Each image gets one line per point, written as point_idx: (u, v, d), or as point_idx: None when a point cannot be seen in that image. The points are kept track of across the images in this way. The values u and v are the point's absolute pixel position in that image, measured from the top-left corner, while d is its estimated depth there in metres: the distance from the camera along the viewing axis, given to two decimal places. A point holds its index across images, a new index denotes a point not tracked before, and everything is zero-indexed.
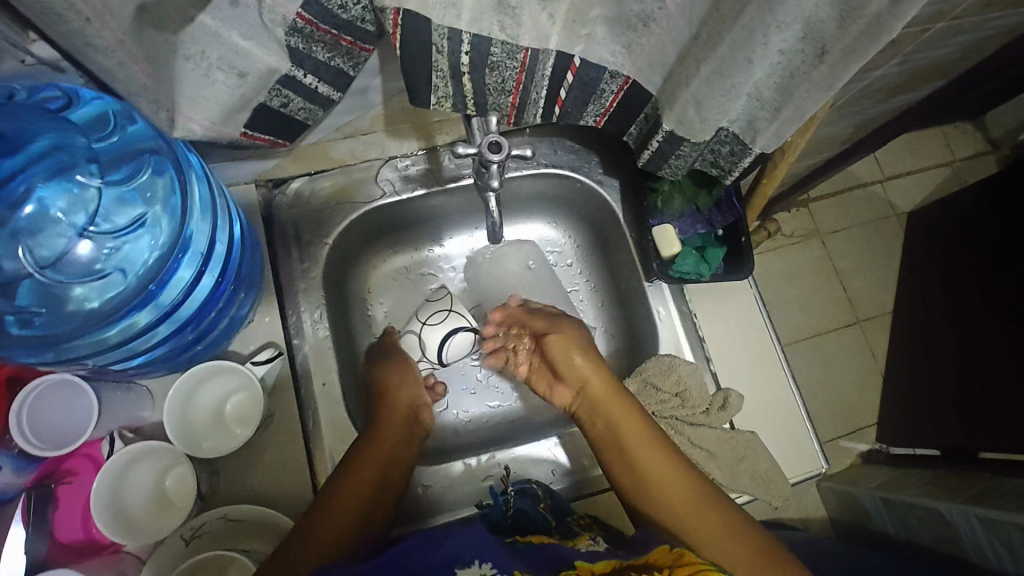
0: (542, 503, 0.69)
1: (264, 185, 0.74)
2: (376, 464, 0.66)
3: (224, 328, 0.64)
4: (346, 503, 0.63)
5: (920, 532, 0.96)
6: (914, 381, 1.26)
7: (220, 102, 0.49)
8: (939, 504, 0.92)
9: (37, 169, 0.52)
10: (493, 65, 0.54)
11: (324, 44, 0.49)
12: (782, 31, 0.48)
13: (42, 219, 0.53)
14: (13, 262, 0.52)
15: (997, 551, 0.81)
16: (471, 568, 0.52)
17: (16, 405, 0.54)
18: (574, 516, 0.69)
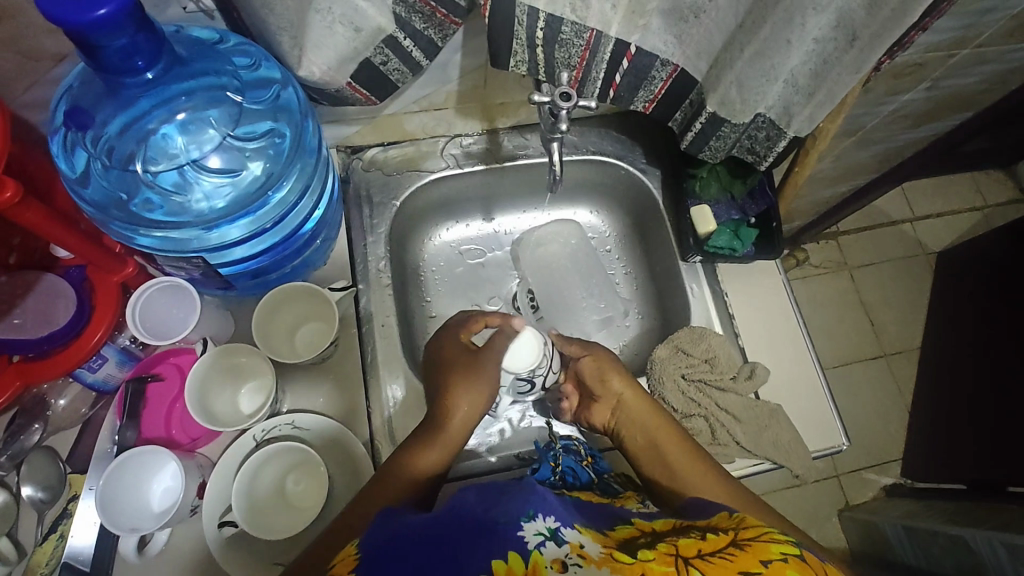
0: (584, 460, 0.73)
1: (343, 151, 0.85)
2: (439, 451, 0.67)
3: (297, 264, 0.73)
4: (393, 483, 0.62)
5: (942, 559, 0.98)
6: (938, 415, 1.29)
7: (337, 51, 0.59)
8: (962, 535, 0.94)
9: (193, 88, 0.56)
10: (562, 42, 0.64)
11: (422, 15, 0.59)
12: (817, 17, 0.56)
13: (184, 130, 0.58)
14: (154, 165, 0.58)
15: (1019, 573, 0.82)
16: (536, 522, 0.49)
17: (135, 295, 0.63)
18: (610, 474, 0.74)
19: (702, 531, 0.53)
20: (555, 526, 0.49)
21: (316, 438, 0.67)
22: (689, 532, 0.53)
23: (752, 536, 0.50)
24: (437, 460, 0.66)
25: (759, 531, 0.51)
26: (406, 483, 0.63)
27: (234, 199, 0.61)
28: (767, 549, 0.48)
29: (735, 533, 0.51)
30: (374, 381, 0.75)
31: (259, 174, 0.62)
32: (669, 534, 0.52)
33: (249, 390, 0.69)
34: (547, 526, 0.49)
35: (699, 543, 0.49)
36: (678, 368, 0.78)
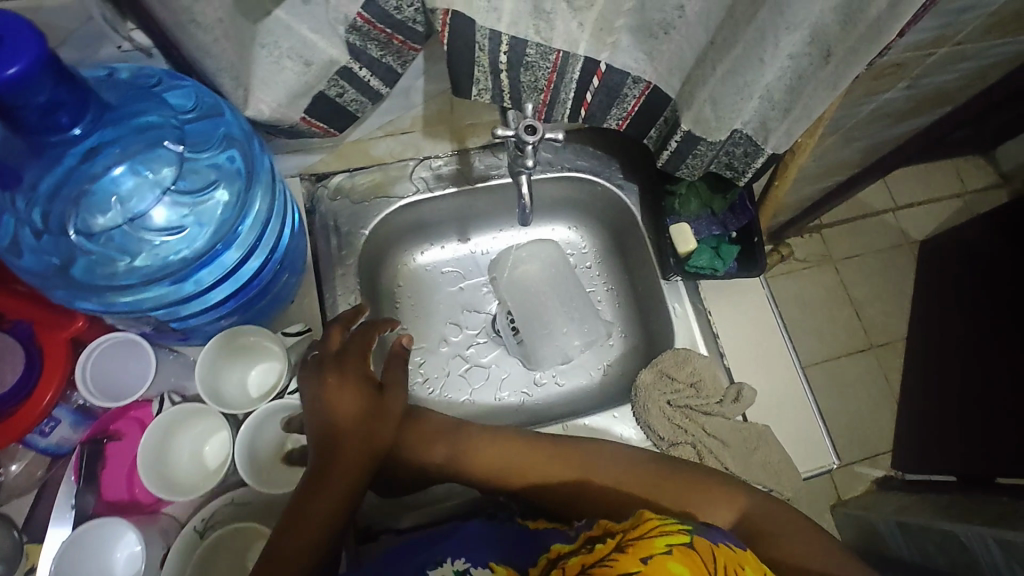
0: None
1: (308, 179, 0.80)
2: (352, 467, 0.56)
3: (267, 300, 0.68)
4: (314, 517, 0.53)
5: (936, 557, 0.96)
6: (928, 407, 1.27)
7: (287, 87, 0.55)
8: (954, 529, 0.92)
9: (129, 138, 0.56)
10: (528, 65, 0.61)
11: (378, 42, 0.56)
12: (790, 34, 0.53)
13: (126, 181, 0.57)
14: (98, 220, 0.56)
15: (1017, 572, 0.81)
16: (442, 568, 0.57)
17: (98, 345, 0.60)
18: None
19: (595, 541, 0.50)
20: (462, 567, 0.57)
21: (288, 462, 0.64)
22: (582, 548, 0.50)
23: (640, 534, 0.47)
24: (354, 481, 0.56)
25: (649, 525, 0.48)
26: (325, 514, 0.53)
27: (191, 244, 0.58)
28: (652, 544, 0.45)
29: (621, 535, 0.48)
30: None
31: (210, 216, 0.59)
32: (565, 557, 0.51)
33: (213, 442, 0.65)
34: (454, 570, 0.57)
35: (584, 560, 0.48)
36: (664, 393, 0.76)
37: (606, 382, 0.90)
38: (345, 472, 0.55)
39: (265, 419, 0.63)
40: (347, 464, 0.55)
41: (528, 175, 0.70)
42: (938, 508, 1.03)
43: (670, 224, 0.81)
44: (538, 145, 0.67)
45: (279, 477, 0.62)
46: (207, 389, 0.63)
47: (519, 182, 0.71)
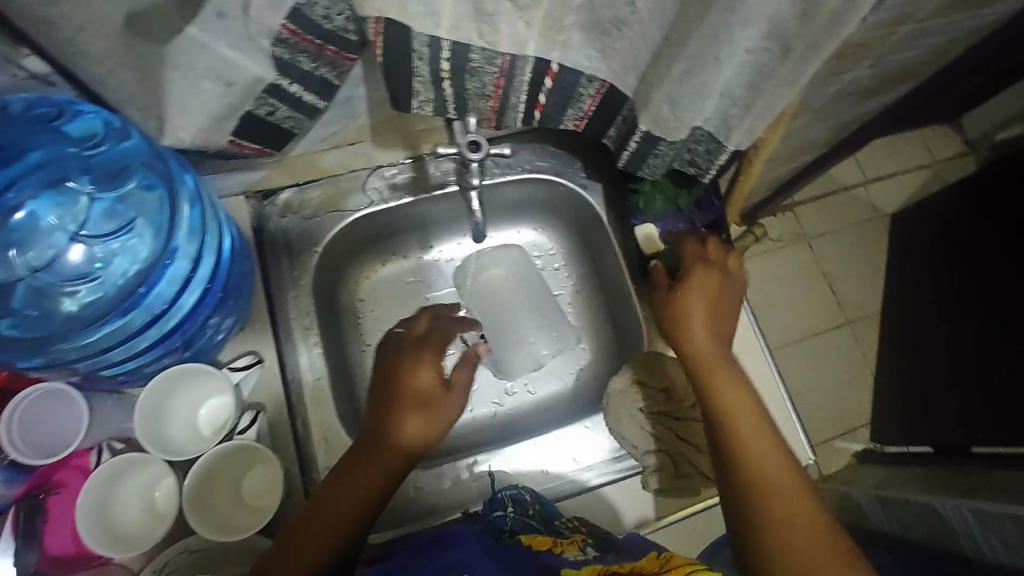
0: (530, 509, 0.66)
1: (254, 197, 0.76)
2: (384, 463, 0.61)
3: (211, 338, 0.65)
4: (330, 519, 0.57)
5: (915, 529, 0.85)
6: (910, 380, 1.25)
7: (208, 110, 0.51)
8: (932, 501, 0.83)
9: (32, 181, 0.56)
10: (472, 71, 0.57)
11: (309, 54, 0.52)
12: (745, 31, 0.50)
13: (37, 226, 0.58)
14: (11, 269, 0.57)
15: (992, 543, 0.73)
16: None
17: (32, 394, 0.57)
18: (562, 520, 0.66)
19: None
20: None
21: (244, 501, 0.62)
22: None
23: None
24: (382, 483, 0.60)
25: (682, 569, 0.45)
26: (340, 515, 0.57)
27: (114, 287, 0.58)
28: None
29: None
30: (306, 454, 0.69)
31: (132, 255, 0.59)
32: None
33: (164, 487, 0.60)
34: None
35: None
36: (635, 401, 0.76)
37: (579, 387, 0.87)
38: (373, 472, 0.60)
39: (216, 465, 0.61)
40: (380, 470, 0.60)
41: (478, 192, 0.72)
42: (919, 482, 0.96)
43: (634, 226, 0.80)
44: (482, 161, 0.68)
45: (221, 518, 0.60)
46: (147, 438, 0.59)
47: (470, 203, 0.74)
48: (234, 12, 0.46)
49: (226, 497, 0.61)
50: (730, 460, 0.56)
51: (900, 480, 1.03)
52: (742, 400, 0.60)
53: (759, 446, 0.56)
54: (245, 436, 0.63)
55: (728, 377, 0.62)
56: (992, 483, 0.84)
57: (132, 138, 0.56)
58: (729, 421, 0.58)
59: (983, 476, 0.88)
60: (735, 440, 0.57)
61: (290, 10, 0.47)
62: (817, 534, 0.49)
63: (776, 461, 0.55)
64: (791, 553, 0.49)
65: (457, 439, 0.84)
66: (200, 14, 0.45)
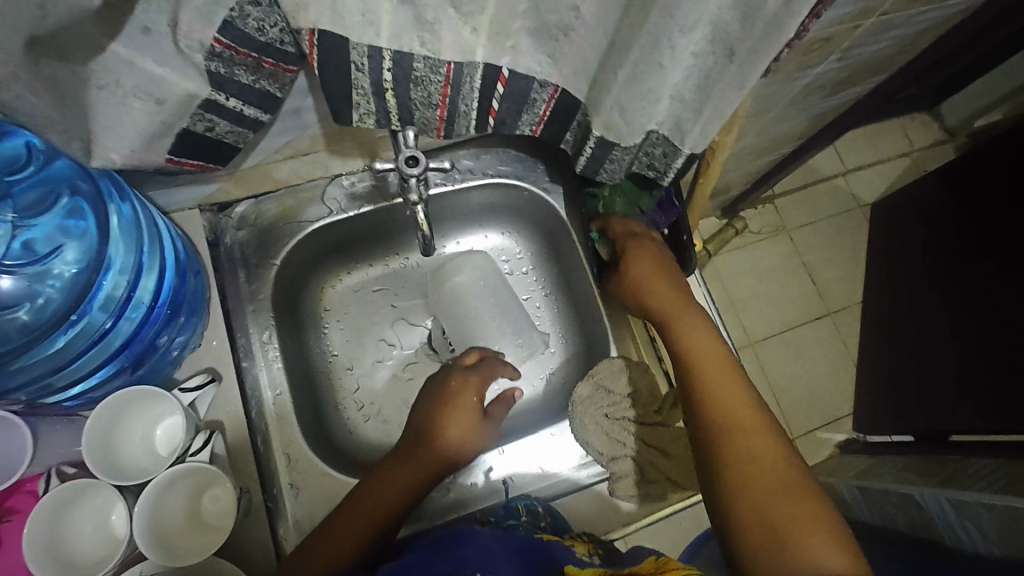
0: (543, 522, 0.67)
1: (209, 210, 0.74)
2: (423, 467, 0.68)
3: (163, 355, 0.64)
4: (353, 517, 0.63)
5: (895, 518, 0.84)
6: (894, 363, 1.24)
7: (139, 130, 0.50)
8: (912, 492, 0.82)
9: None
10: (418, 80, 0.56)
11: (246, 67, 0.51)
12: (688, 37, 0.50)
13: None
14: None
15: (964, 530, 0.73)
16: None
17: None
18: (573, 533, 0.67)
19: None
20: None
21: (202, 521, 0.61)
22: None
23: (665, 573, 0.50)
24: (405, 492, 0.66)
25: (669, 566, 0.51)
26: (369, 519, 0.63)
27: (46, 310, 0.58)
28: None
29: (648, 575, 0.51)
30: (267, 472, 0.68)
31: (70, 270, 0.59)
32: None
33: (119, 511, 0.59)
34: None
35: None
36: (601, 407, 0.76)
37: (550, 392, 0.86)
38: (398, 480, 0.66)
39: (171, 485, 0.59)
40: (423, 466, 0.68)
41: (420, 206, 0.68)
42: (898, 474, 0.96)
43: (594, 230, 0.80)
44: (422, 176, 0.66)
45: (181, 546, 0.59)
46: (94, 461, 0.58)
47: (416, 215, 0.70)
48: (161, 27, 0.45)
49: (183, 520, 0.60)
50: (699, 415, 0.60)
51: (880, 472, 1.02)
52: (714, 360, 0.64)
53: (728, 400, 0.60)
54: (198, 458, 0.61)
55: (697, 336, 0.67)
56: (967, 472, 0.85)
57: (59, 159, 0.58)
58: (700, 376, 0.63)
59: (958, 465, 0.89)
60: (696, 372, 0.63)
61: (222, 24, 0.46)
62: (777, 471, 0.53)
63: (744, 411, 0.58)
64: (750, 492, 0.52)
65: None
66: (124, 31, 0.44)
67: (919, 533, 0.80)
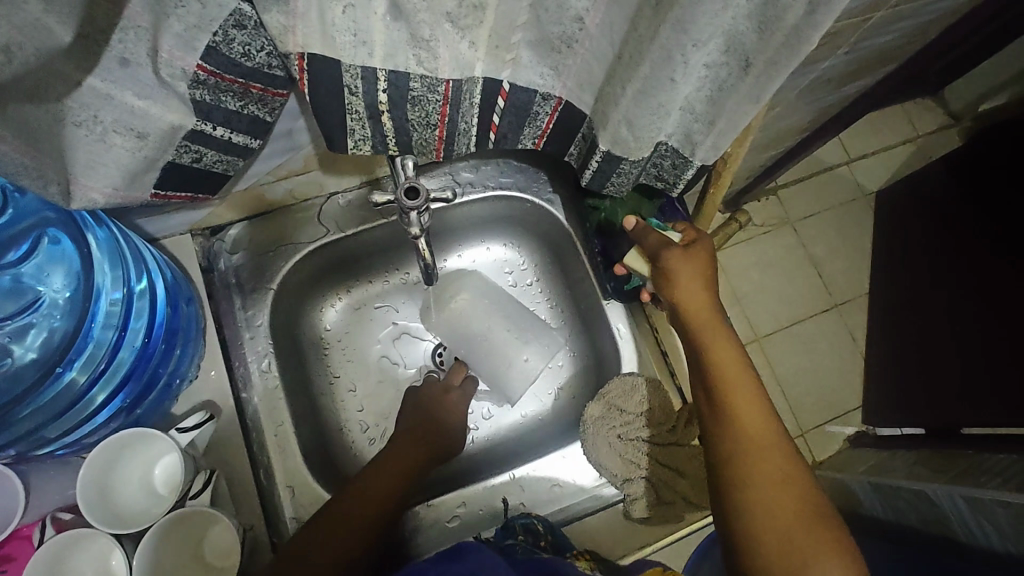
0: (542, 541, 0.67)
1: (200, 234, 0.72)
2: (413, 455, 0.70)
3: (162, 388, 0.62)
4: (361, 498, 0.64)
5: (908, 515, 0.83)
6: (900, 354, 1.22)
7: (122, 167, 0.47)
8: (925, 488, 0.80)
9: None
10: (414, 100, 0.53)
11: (233, 93, 0.48)
12: (700, 50, 0.47)
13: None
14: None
15: (984, 533, 0.70)
16: None
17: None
18: (574, 552, 0.67)
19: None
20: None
21: (205, 560, 0.59)
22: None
23: None
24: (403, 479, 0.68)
25: None
26: (370, 503, 0.64)
27: (34, 365, 0.55)
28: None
29: None
30: (270, 505, 0.66)
31: (59, 308, 0.56)
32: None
33: (118, 556, 0.57)
34: None
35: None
36: (613, 427, 0.74)
37: (560, 408, 0.84)
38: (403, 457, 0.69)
39: (173, 529, 0.57)
40: (400, 465, 0.68)
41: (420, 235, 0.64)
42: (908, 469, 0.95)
43: None
44: (420, 212, 0.61)
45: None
46: (93, 513, 0.55)
47: (416, 245, 0.65)
48: (139, 57, 0.42)
49: (187, 559, 0.58)
50: (719, 450, 0.55)
51: (892, 468, 1.00)
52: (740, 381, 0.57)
53: (753, 434, 0.54)
54: (199, 501, 0.60)
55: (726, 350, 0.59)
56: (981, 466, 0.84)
57: (26, 197, 0.52)
58: (727, 403, 0.56)
59: (971, 460, 0.88)
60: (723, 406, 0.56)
61: (205, 50, 0.44)
62: (799, 516, 0.50)
63: (764, 441, 0.54)
64: (768, 534, 0.50)
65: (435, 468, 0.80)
66: (100, 62, 0.41)
67: (933, 531, 0.79)
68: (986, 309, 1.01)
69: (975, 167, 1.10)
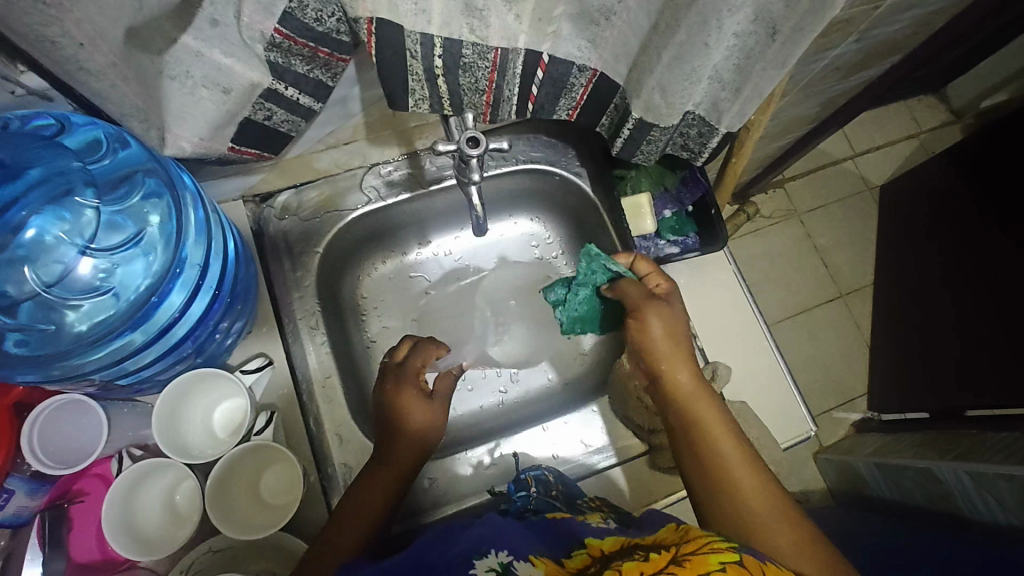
0: (554, 491, 0.71)
1: (252, 201, 0.76)
2: (413, 442, 0.68)
3: (220, 341, 0.66)
4: (383, 478, 0.65)
5: (914, 493, 0.90)
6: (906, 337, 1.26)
7: (207, 118, 0.52)
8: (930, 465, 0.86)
9: (36, 196, 0.55)
10: (466, 66, 0.57)
11: (303, 57, 0.52)
12: (732, 17, 0.51)
13: (40, 242, 0.56)
14: (15, 287, 0.55)
15: (986, 503, 0.76)
16: (487, 559, 0.53)
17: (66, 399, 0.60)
18: (584, 499, 0.71)
19: (647, 551, 0.52)
20: (507, 559, 0.53)
21: (263, 499, 0.63)
22: (634, 554, 0.52)
23: (693, 549, 0.49)
24: (410, 460, 0.67)
25: (700, 543, 0.50)
26: (388, 481, 0.65)
27: (122, 310, 0.58)
28: (707, 560, 0.47)
29: (676, 548, 0.50)
30: (321, 452, 0.70)
31: (143, 265, 0.59)
32: (614, 558, 0.52)
33: (184, 490, 0.62)
34: (499, 561, 0.53)
35: (643, 566, 0.48)
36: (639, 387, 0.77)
37: (585, 371, 0.88)
38: (406, 452, 0.67)
39: (233, 465, 0.62)
40: (401, 457, 0.66)
41: (478, 188, 0.70)
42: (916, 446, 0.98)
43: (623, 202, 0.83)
44: (481, 157, 0.67)
45: (257, 522, 0.62)
46: (166, 442, 0.60)
47: (471, 197, 0.72)
48: (227, 19, 0.46)
49: (247, 497, 0.63)
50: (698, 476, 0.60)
51: (898, 446, 1.03)
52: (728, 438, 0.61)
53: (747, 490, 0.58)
54: (263, 437, 0.65)
55: (709, 409, 0.63)
56: (984, 445, 0.85)
57: (130, 145, 0.58)
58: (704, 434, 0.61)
59: (976, 438, 0.89)
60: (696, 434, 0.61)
61: (282, 15, 0.47)
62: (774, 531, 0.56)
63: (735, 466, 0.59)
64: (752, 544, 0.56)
65: (466, 427, 0.85)
66: (193, 22, 0.45)
67: (938, 507, 0.86)
68: (988, 296, 1.05)
69: (977, 166, 1.14)
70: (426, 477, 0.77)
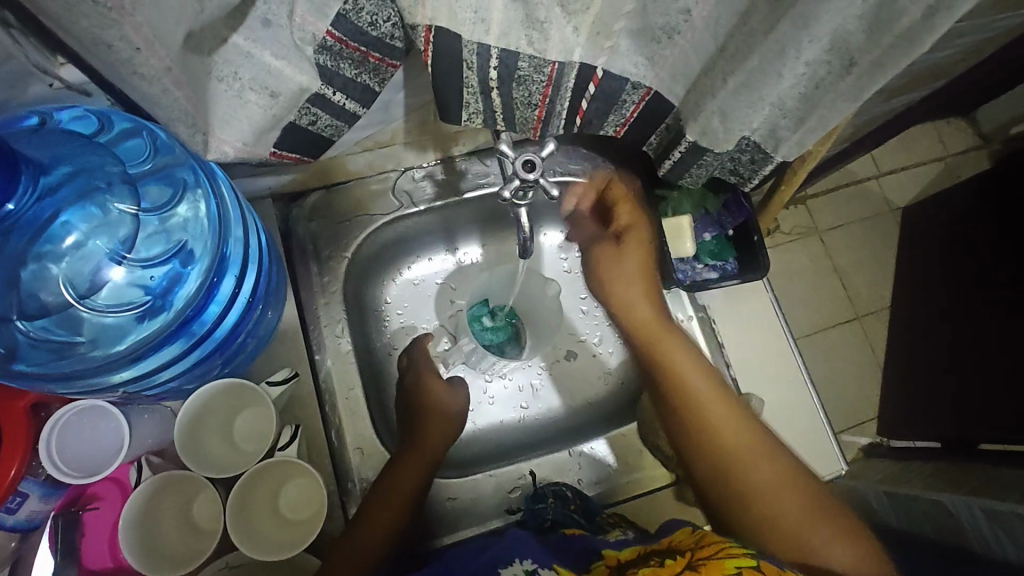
0: (572, 506, 0.70)
1: (281, 200, 0.75)
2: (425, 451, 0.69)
3: (252, 349, 0.66)
4: (396, 489, 0.65)
5: None
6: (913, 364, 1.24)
7: (253, 123, 0.50)
8: (941, 497, 0.83)
9: (66, 192, 0.51)
10: (520, 79, 0.54)
11: (352, 61, 0.49)
12: (811, 47, 0.49)
13: (72, 245, 0.52)
14: (44, 293, 0.52)
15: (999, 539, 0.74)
16: (513, 566, 0.53)
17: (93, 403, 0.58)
18: (602, 514, 0.70)
19: (662, 557, 0.51)
20: (531, 567, 0.53)
21: (281, 514, 0.61)
22: (649, 561, 0.51)
23: (709, 553, 0.48)
24: (421, 471, 0.68)
25: (717, 545, 0.49)
26: (403, 492, 0.66)
27: (158, 316, 0.56)
28: (723, 564, 0.47)
29: (691, 553, 0.49)
30: (341, 463, 0.69)
31: (182, 269, 0.56)
32: (631, 567, 0.51)
33: (202, 502, 0.60)
34: (524, 568, 0.53)
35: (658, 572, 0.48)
36: None
37: (609, 392, 0.86)
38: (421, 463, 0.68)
39: (252, 482, 0.60)
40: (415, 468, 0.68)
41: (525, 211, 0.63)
42: (926, 477, 0.96)
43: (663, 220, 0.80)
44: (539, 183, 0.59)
45: (277, 541, 0.60)
46: (186, 453, 0.59)
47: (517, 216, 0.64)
48: (280, 19, 0.44)
49: (265, 513, 0.61)
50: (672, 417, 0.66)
51: (909, 475, 1.01)
52: (709, 395, 0.65)
53: (718, 425, 0.63)
54: (287, 453, 0.62)
55: (684, 359, 0.67)
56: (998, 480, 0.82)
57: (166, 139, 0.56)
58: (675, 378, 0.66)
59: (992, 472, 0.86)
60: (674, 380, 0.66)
61: (335, 17, 0.45)
62: (752, 445, 0.62)
63: (717, 406, 0.64)
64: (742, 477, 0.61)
65: (485, 443, 0.82)
66: (246, 22, 0.43)
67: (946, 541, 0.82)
68: None
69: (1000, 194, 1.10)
70: (446, 498, 0.75)
